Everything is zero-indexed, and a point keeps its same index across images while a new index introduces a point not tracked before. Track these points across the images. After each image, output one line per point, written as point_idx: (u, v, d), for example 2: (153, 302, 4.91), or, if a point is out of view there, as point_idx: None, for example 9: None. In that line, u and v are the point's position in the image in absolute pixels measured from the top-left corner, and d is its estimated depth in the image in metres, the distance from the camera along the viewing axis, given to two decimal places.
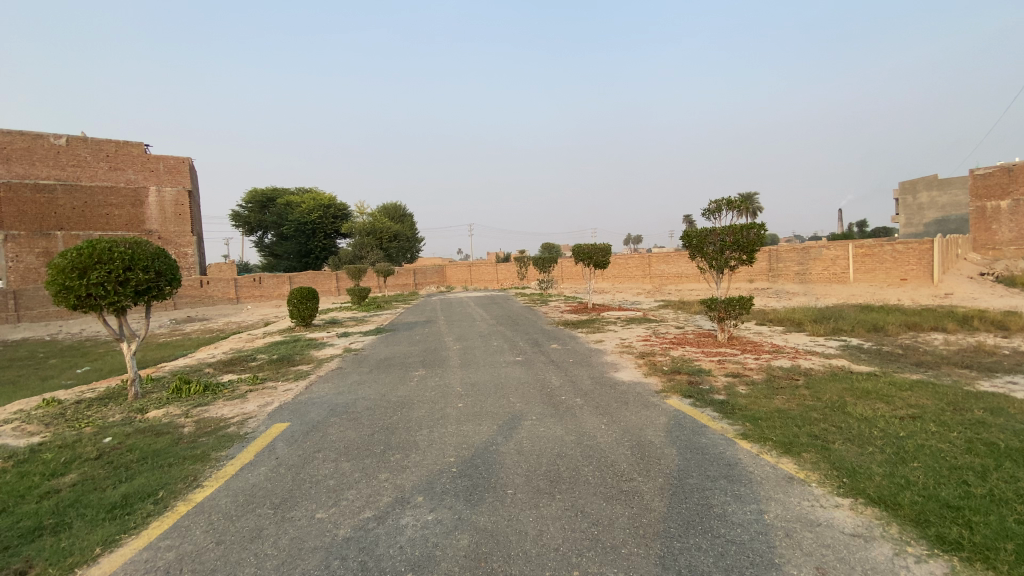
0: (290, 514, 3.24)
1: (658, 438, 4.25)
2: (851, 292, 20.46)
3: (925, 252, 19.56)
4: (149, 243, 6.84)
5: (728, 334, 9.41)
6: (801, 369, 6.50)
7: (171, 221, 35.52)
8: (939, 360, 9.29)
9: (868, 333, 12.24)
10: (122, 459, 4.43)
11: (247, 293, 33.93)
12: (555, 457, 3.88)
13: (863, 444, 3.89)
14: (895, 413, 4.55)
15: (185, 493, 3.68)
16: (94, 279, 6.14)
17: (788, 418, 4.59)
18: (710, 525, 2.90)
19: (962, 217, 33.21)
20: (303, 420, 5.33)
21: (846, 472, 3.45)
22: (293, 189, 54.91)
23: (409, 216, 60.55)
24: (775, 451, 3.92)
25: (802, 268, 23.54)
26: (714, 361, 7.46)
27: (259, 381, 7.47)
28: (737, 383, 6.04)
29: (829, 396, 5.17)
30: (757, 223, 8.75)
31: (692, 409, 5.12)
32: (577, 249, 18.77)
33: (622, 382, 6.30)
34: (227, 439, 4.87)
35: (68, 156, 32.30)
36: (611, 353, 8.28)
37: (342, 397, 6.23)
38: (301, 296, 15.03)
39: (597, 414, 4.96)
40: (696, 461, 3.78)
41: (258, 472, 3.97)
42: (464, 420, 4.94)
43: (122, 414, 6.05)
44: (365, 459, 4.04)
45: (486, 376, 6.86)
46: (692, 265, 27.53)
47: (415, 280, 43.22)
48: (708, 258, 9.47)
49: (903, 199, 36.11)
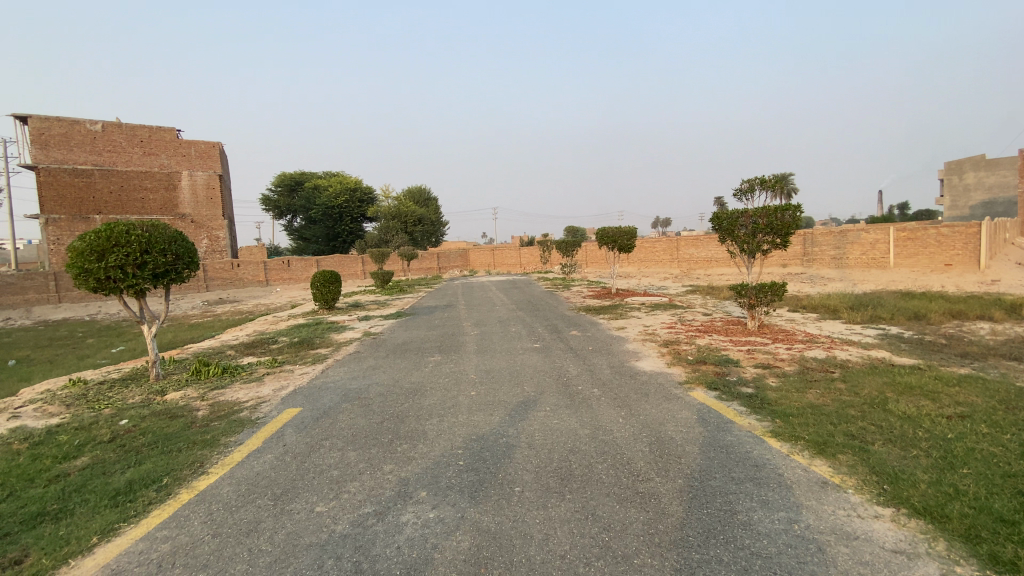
0: (289, 506, 3.13)
1: (679, 435, 3.99)
2: (890, 277, 19.49)
3: (972, 236, 18.46)
4: (167, 226, 6.83)
5: (758, 322, 8.99)
6: (836, 361, 6.10)
7: (202, 204, 36.31)
8: (986, 351, 8.70)
9: (908, 322, 11.58)
10: (133, 443, 4.42)
11: (276, 276, 34.58)
12: (567, 452, 3.66)
13: (906, 446, 3.54)
14: (942, 411, 4.17)
15: (189, 480, 3.63)
16: (113, 263, 6.16)
17: (822, 415, 4.26)
18: (733, 534, 2.65)
19: (1011, 199, 31.34)
20: (315, 405, 5.26)
21: (887, 478, 3.14)
22: (321, 173, 55.58)
23: (434, 200, 60.65)
24: (807, 452, 3.62)
25: (838, 253, 22.55)
26: (742, 350, 7.10)
27: (276, 365, 7.45)
28: (768, 375, 5.68)
29: (867, 392, 4.79)
30: (793, 204, 8.21)
31: (717, 402, 4.83)
32: (602, 233, 18.35)
33: (644, 372, 6.02)
34: (238, 424, 4.83)
35: (104, 141, 33.20)
36: (633, 341, 8.00)
37: (356, 382, 6.14)
38: (324, 279, 15.12)
39: (614, 406, 4.72)
40: (719, 461, 3.52)
41: (263, 460, 3.89)
42: (475, 409, 4.76)
43: (141, 395, 6.11)
44: (371, 449, 3.91)
45: (501, 363, 6.69)
46: (721, 249, 26.69)
47: (440, 264, 43.31)
48: (739, 242, 9.02)
49: (949, 180, 34.13)
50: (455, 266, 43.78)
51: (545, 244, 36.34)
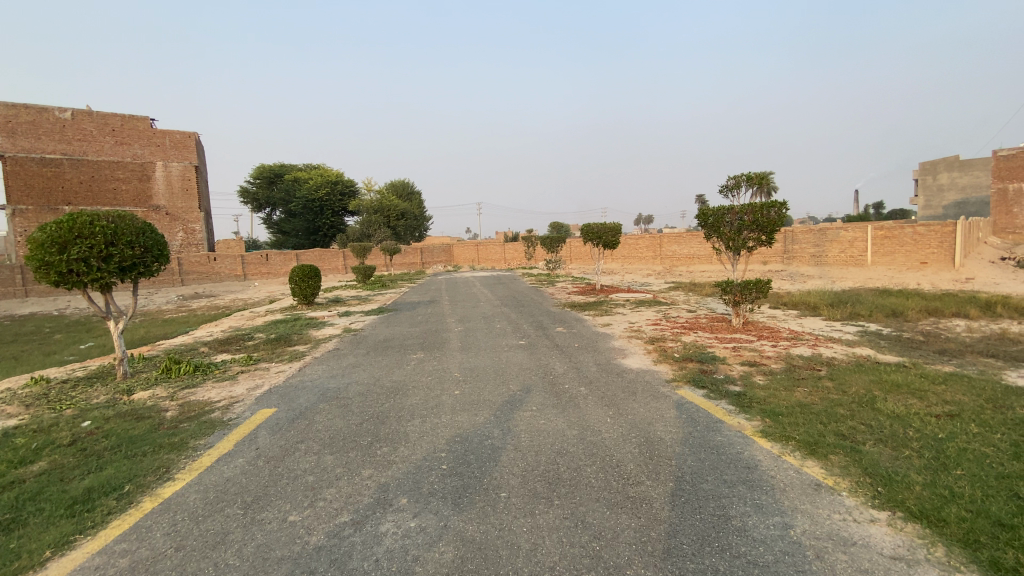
0: (260, 516, 2.93)
1: (668, 435, 3.88)
2: (867, 275, 19.82)
3: (947, 235, 18.87)
4: (135, 217, 6.49)
5: (743, 319, 8.97)
6: (822, 359, 6.09)
7: (177, 196, 35.27)
8: (963, 348, 8.83)
9: (887, 319, 11.73)
10: (95, 446, 4.16)
11: (254, 270, 33.84)
12: (555, 454, 3.53)
13: (898, 446, 3.50)
14: (930, 410, 4.13)
15: (153, 487, 3.41)
16: (75, 255, 5.82)
17: (811, 415, 4.20)
18: (729, 541, 2.55)
19: (982, 199, 32.16)
20: (290, 405, 5.04)
21: (881, 480, 3.07)
22: (301, 165, 54.58)
23: (417, 194, 60.08)
24: (799, 453, 3.54)
25: (818, 250, 22.83)
26: (728, 347, 7.06)
27: (252, 362, 7.19)
28: (754, 373, 5.63)
29: (855, 390, 4.76)
30: (778, 201, 8.21)
31: (705, 401, 4.75)
32: (587, 229, 18.28)
33: (630, 369, 5.95)
34: (208, 425, 4.59)
35: (73, 129, 32.04)
36: (619, 338, 7.89)
37: (334, 380, 5.93)
38: (303, 273, 14.75)
39: (602, 405, 4.60)
40: (710, 463, 3.42)
41: (234, 465, 3.68)
42: (459, 409, 4.59)
43: (107, 395, 5.81)
44: (349, 453, 3.72)
45: (486, 361, 6.52)
46: (704, 245, 26.90)
47: (423, 259, 42.84)
48: (724, 239, 8.98)
49: (923, 180, 34.87)
50: (438, 261, 43.30)
51: (529, 239, 36.21)
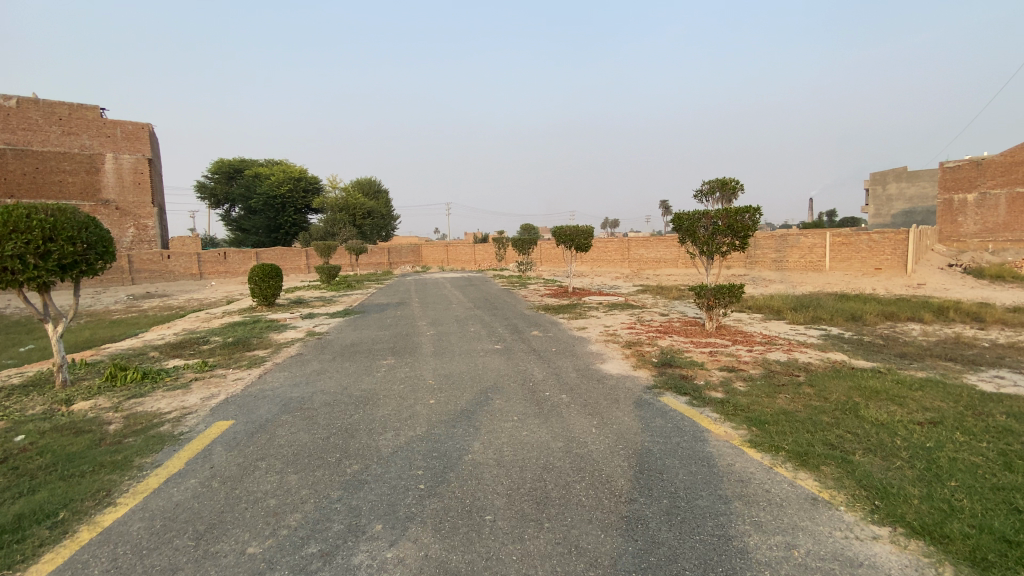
0: (214, 548, 2.60)
1: (656, 447, 3.72)
2: (826, 279, 20.46)
3: (900, 242, 19.72)
4: (77, 210, 5.91)
5: (716, 323, 8.95)
6: (799, 364, 6.09)
7: (129, 190, 33.42)
8: (923, 351, 9.10)
9: (847, 323, 12.05)
10: (27, 465, 3.69)
11: (211, 269, 32.37)
12: (541, 470, 3.32)
13: (888, 456, 3.47)
14: (912, 418, 4.17)
15: (92, 514, 3.01)
16: (8, 251, 5.22)
17: (797, 423, 4.11)
18: (733, 566, 2.39)
19: (928, 209, 33.87)
20: (249, 418, 4.64)
21: (878, 493, 2.99)
22: (262, 161, 52.91)
23: (384, 192, 59.05)
24: (790, 464, 3.42)
25: (779, 256, 23.32)
26: (704, 352, 7.00)
27: (207, 368, 6.69)
28: (734, 379, 5.54)
29: (836, 396, 4.73)
30: (752, 206, 8.27)
31: (688, 409, 4.61)
32: (559, 232, 18.18)
33: (610, 375, 5.78)
34: (158, 441, 4.16)
35: (17, 118, 30.01)
36: (595, 343, 7.74)
37: (298, 389, 5.54)
38: (264, 273, 14.07)
39: (585, 414, 4.42)
40: (702, 476, 3.25)
41: (185, 487, 3.30)
42: (435, 421, 4.32)
43: (42, 406, 5.24)
44: (316, 472, 3.40)
45: (461, 367, 6.24)
46: (671, 250, 27.27)
47: (390, 259, 41.98)
48: (699, 243, 8.97)
49: (873, 190, 36.45)
50: (406, 261, 42.47)
51: (498, 240, 35.96)
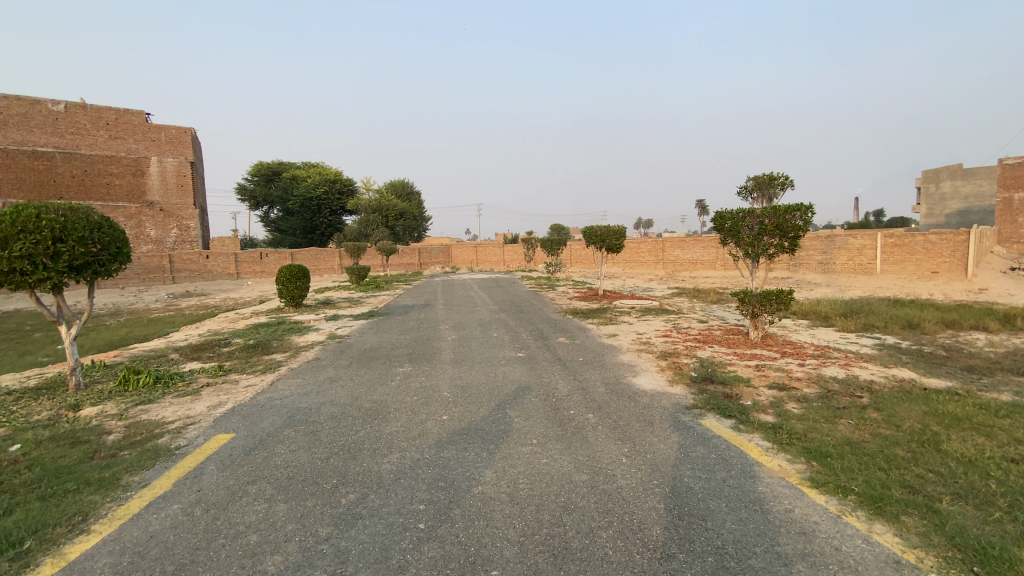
0: None
1: (698, 484, 3.19)
2: (877, 283, 19.13)
3: (960, 244, 18.26)
4: (91, 210, 5.79)
5: (762, 332, 8.22)
6: (859, 382, 5.39)
7: (172, 192, 34.54)
8: (992, 365, 8.15)
9: (903, 332, 11.01)
10: (12, 480, 3.48)
11: (246, 269, 33.07)
12: (560, 510, 2.85)
13: (983, 504, 2.85)
14: (1007, 453, 3.50)
15: (60, 544, 2.71)
16: (18, 251, 5.10)
17: (865, 456, 3.50)
18: None
19: (985, 209, 31.61)
20: (251, 431, 4.34)
21: (977, 556, 2.39)
22: (299, 163, 54.06)
23: (417, 194, 59.53)
24: (863, 513, 2.84)
25: (825, 258, 21.99)
26: (749, 366, 6.35)
27: (221, 373, 6.47)
28: (786, 400, 4.89)
29: (910, 424, 4.06)
30: (803, 205, 7.55)
31: (734, 435, 4.03)
32: (589, 232, 17.52)
33: (643, 391, 5.24)
34: (151, 455, 3.90)
35: (66, 123, 31.41)
36: (627, 352, 7.16)
37: (307, 399, 5.21)
38: (291, 274, 14.00)
39: (614, 439, 3.92)
40: (754, 526, 2.72)
41: (165, 514, 2.99)
42: (446, 441, 3.89)
43: (48, 412, 5.10)
44: (308, 502, 3.03)
45: (480, 377, 5.81)
46: (709, 251, 26.20)
47: (421, 260, 42.01)
48: (744, 244, 8.29)
49: (925, 189, 34.24)
50: (436, 262, 42.49)
51: (528, 241, 35.50)
